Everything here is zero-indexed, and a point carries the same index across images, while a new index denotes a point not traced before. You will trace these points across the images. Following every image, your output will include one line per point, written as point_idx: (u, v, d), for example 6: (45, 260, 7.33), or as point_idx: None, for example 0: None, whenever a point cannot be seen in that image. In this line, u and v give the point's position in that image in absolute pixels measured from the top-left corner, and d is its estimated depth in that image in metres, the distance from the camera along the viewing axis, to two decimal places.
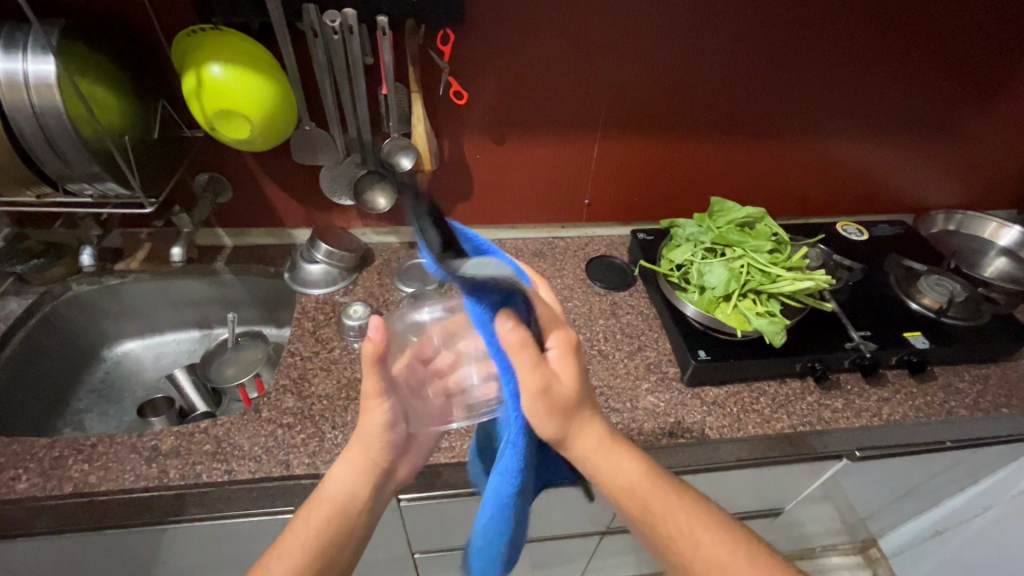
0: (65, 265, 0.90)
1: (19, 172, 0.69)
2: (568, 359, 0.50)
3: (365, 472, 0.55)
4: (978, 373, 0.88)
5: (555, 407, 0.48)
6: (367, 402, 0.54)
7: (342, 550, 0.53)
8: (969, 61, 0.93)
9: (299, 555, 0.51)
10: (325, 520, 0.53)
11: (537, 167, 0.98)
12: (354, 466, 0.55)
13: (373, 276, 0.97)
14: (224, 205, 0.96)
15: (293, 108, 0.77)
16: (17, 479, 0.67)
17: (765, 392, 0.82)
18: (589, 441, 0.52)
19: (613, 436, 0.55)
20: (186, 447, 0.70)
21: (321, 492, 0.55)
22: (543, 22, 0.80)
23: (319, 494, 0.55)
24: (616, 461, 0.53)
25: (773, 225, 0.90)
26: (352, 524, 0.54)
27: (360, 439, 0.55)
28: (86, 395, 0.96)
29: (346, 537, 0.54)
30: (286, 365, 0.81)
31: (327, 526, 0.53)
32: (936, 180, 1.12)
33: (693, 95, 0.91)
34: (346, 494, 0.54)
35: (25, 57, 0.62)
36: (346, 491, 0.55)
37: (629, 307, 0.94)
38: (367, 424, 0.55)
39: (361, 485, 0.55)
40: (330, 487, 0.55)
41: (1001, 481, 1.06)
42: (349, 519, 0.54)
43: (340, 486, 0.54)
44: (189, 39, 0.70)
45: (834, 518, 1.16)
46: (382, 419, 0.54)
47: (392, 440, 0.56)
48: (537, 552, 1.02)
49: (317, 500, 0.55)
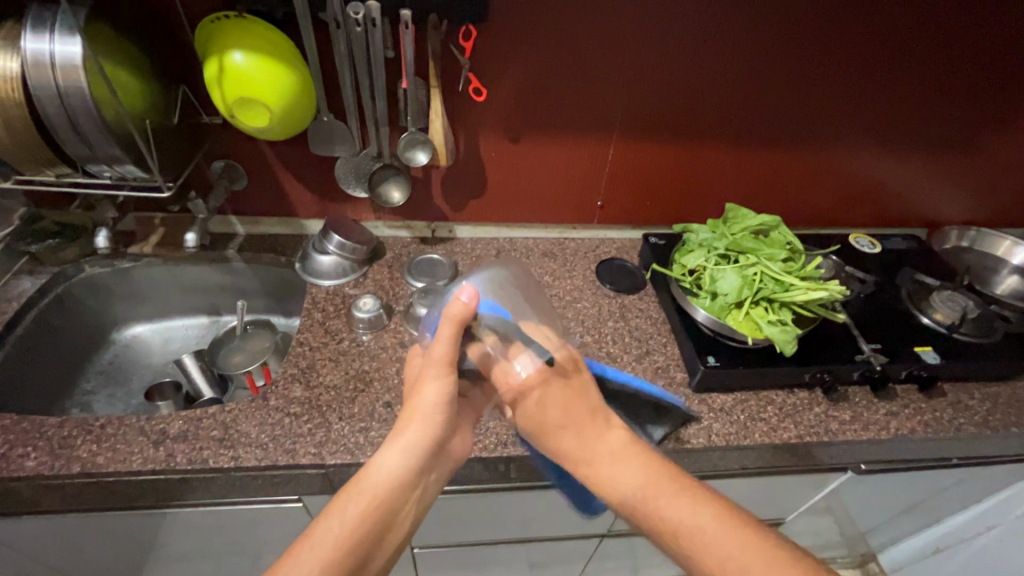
0: (78, 247, 0.92)
1: (39, 149, 0.69)
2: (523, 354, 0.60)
3: (423, 452, 0.56)
4: (988, 392, 0.87)
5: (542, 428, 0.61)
6: (433, 372, 0.57)
7: (381, 540, 0.53)
8: (991, 77, 0.92)
9: (332, 545, 0.50)
10: (363, 511, 0.52)
11: (551, 167, 0.98)
12: (403, 446, 0.55)
13: (384, 269, 0.97)
14: (238, 193, 0.96)
15: (311, 98, 0.77)
16: (26, 456, 0.67)
17: (773, 401, 0.82)
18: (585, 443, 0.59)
19: (626, 445, 0.59)
20: (193, 432, 0.71)
21: (362, 479, 0.54)
22: (564, 22, 0.80)
23: (366, 479, 0.54)
24: (610, 469, 0.58)
25: (788, 233, 0.90)
26: (394, 506, 0.54)
27: (417, 418, 0.56)
28: (94, 376, 0.96)
29: (382, 530, 0.53)
30: (294, 355, 0.82)
31: (373, 508, 0.53)
32: (951, 196, 1.12)
33: (710, 101, 0.91)
34: (397, 479, 0.54)
35: (53, 38, 0.62)
36: (393, 476, 0.54)
37: (639, 310, 0.94)
38: (425, 400, 0.57)
39: (411, 469, 0.55)
40: (377, 474, 0.54)
41: (1006, 499, 1.06)
42: (389, 507, 0.54)
43: (394, 470, 0.54)
44: (213, 25, 0.70)
45: (834, 531, 1.15)
46: (442, 395, 0.57)
47: (447, 420, 0.57)
48: (534, 553, 1.02)
49: (363, 486, 0.54)
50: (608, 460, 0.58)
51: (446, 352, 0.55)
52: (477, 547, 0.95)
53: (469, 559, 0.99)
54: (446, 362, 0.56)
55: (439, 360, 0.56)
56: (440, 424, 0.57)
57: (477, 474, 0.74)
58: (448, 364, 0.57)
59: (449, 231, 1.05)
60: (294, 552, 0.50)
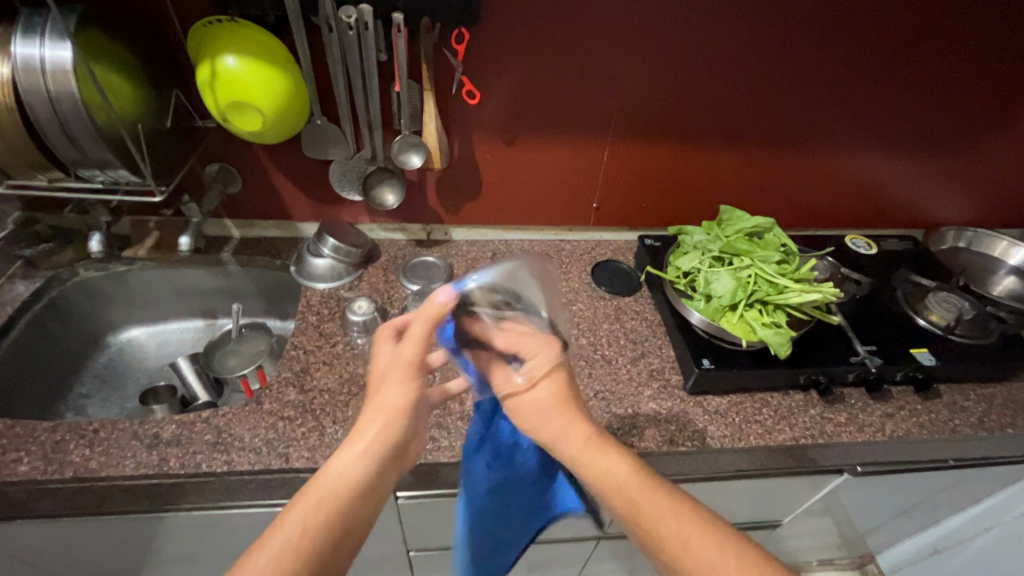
0: (73, 250, 0.92)
1: (29, 154, 0.69)
2: (541, 343, 0.59)
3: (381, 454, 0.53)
4: (984, 393, 0.87)
5: (539, 406, 0.59)
6: (395, 376, 0.56)
7: (338, 549, 0.48)
8: (987, 76, 0.92)
9: (302, 535, 0.47)
10: (323, 514, 0.48)
11: (545, 170, 0.98)
12: (357, 450, 0.52)
13: (379, 272, 0.97)
14: (233, 196, 0.96)
15: (304, 102, 0.77)
16: (18, 461, 0.67)
17: (768, 403, 0.82)
18: (577, 440, 0.57)
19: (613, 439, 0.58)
20: (186, 436, 0.71)
21: (318, 483, 0.50)
22: (557, 23, 0.79)
23: (319, 484, 0.50)
24: (604, 461, 0.55)
25: (782, 235, 0.90)
26: (352, 513, 0.50)
27: (379, 417, 0.54)
28: (89, 380, 0.96)
29: (342, 535, 0.49)
30: (288, 359, 0.82)
31: (329, 515, 0.49)
32: (948, 197, 1.11)
33: (704, 102, 0.91)
34: (354, 482, 0.51)
35: (43, 42, 0.62)
36: (350, 479, 0.51)
37: (635, 312, 0.94)
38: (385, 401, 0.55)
39: (368, 472, 0.52)
40: (331, 477, 0.51)
41: (1003, 501, 1.05)
42: (347, 513, 0.50)
43: (347, 474, 0.51)
44: (206, 30, 0.71)
45: (832, 532, 1.15)
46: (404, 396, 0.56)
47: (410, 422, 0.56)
48: (532, 555, 1.01)
49: (316, 491, 0.50)
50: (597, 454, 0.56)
51: (415, 353, 0.56)
52: None
53: None
54: (414, 365, 0.57)
55: (407, 362, 0.56)
56: (404, 423, 0.56)
57: None
58: (413, 366, 0.56)
59: (444, 234, 1.06)
60: (246, 563, 0.45)
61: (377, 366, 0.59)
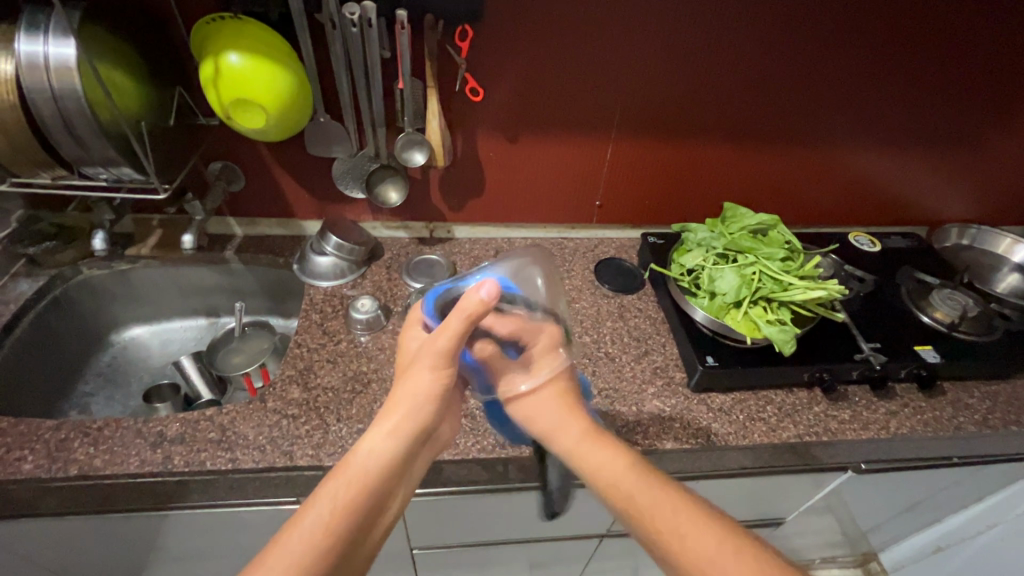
0: (76, 250, 0.90)
1: (32, 151, 0.69)
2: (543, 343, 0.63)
3: (407, 439, 0.54)
4: (987, 390, 0.87)
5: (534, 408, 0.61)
6: (426, 362, 0.56)
7: (364, 530, 0.50)
8: (992, 73, 0.92)
9: (320, 533, 0.48)
10: (350, 496, 0.50)
11: (548, 167, 0.97)
12: (385, 434, 0.54)
13: (382, 270, 0.97)
14: (236, 194, 0.96)
15: (307, 99, 0.77)
16: (23, 459, 0.67)
17: (772, 400, 0.81)
18: (571, 437, 0.59)
19: (605, 434, 0.61)
20: (190, 434, 0.71)
21: (347, 465, 0.52)
22: (560, 20, 0.79)
23: (348, 466, 0.52)
24: (598, 456, 0.58)
25: (786, 232, 0.90)
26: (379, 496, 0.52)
27: (406, 403, 0.55)
28: (92, 378, 0.96)
29: (370, 516, 0.51)
30: (292, 357, 0.81)
31: (356, 498, 0.50)
32: (951, 194, 1.11)
33: (708, 99, 0.91)
34: (381, 466, 0.52)
35: (46, 39, 0.62)
36: (378, 464, 0.53)
37: (638, 310, 0.94)
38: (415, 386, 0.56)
39: (394, 456, 0.53)
40: (360, 460, 0.52)
41: (1005, 500, 1.05)
42: (374, 494, 0.51)
43: (375, 458, 0.53)
44: (209, 27, 0.71)
45: (835, 530, 1.15)
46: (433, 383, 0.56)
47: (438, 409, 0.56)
48: (536, 553, 1.01)
49: (344, 473, 0.51)
50: (589, 449, 0.59)
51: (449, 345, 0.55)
52: (474, 548, 0.94)
53: (470, 560, 0.99)
54: (447, 354, 0.56)
55: (442, 351, 0.55)
56: (430, 411, 0.56)
57: (475, 474, 0.74)
58: (447, 355, 0.56)
59: (447, 231, 1.05)
60: (279, 540, 0.48)
61: (411, 347, 0.61)
